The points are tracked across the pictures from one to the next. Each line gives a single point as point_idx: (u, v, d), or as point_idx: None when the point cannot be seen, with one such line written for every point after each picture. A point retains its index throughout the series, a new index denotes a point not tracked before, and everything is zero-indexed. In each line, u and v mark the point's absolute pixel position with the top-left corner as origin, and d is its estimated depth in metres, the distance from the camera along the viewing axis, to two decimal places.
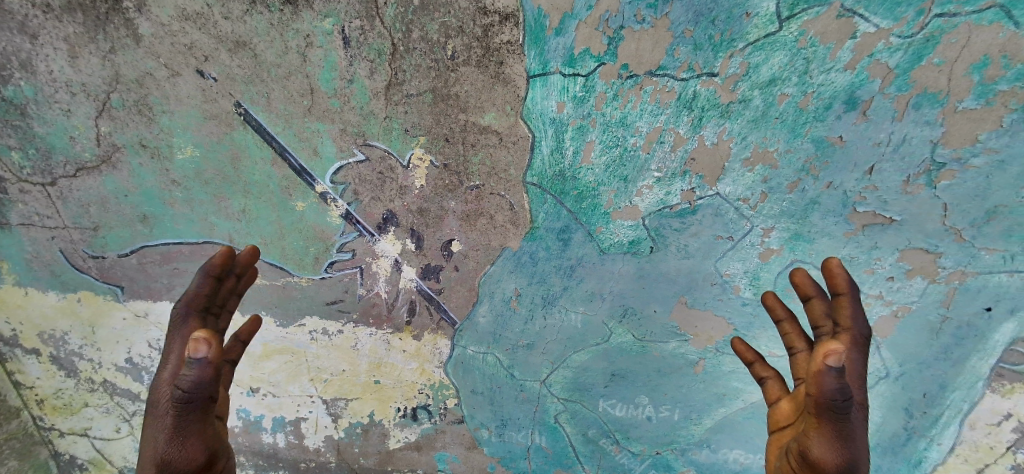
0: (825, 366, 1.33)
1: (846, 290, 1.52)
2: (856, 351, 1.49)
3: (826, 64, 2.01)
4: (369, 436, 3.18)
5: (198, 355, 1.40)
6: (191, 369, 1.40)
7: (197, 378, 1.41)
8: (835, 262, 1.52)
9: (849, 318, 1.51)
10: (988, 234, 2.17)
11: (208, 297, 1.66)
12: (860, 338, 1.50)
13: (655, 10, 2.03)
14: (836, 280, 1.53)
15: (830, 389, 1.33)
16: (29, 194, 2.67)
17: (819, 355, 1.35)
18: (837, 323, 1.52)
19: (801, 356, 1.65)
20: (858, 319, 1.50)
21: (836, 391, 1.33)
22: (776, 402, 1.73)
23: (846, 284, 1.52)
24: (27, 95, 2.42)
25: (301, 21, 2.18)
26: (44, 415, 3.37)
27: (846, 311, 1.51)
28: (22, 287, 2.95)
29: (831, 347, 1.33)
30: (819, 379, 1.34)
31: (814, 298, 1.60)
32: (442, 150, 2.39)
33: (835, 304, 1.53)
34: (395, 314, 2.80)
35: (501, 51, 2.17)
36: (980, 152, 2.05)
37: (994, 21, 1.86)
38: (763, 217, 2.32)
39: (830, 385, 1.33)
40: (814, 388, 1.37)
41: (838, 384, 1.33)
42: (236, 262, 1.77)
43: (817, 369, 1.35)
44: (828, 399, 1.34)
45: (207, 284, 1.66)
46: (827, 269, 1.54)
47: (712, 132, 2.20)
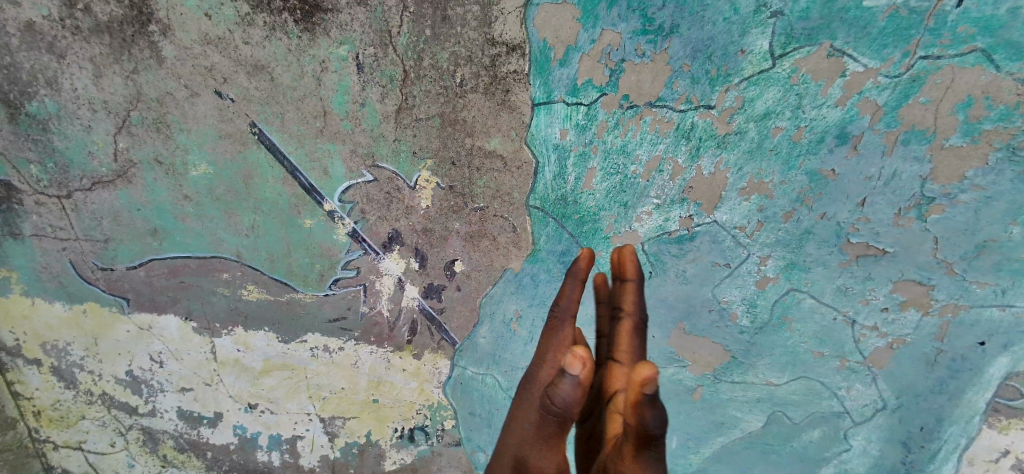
0: (642, 395, 1.26)
1: (632, 277, 1.73)
2: (637, 337, 1.64)
3: (818, 100, 2.10)
4: (365, 457, 3.16)
5: (571, 373, 1.36)
6: (562, 386, 1.37)
7: (569, 397, 1.37)
8: (627, 250, 1.74)
9: (632, 303, 1.71)
10: (979, 267, 2.21)
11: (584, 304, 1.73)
12: (641, 323, 1.68)
13: (654, 45, 2.14)
14: (627, 265, 1.74)
15: (653, 423, 1.27)
16: (44, 206, 2.74)
17: (636, 385, 1.27)
18: (622, 308, 1.71)
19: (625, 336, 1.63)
20: (638, 306, 1.70)
21: (655, 426, 1.27)
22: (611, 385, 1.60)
23: (633, 270, 1.74)
24: (50, 111, 2.51)
25: (318, 48, 2.28)
26: (40, 427, 3.38)
27: (630, 298, 1.71)
28: (29, 297, 3.00)
29: (648, 373, 1.26)
30: (639, 410, 1.27)
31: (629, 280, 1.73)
32: (449, 173, 2.47)
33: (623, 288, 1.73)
34: (397, 332, 2.84)
35: (508, 80, 2.26)
36: (969, 188, 2.11)
37: (977, 64, 1.94)
38: (759, 245, 2.38)
39: (649, 416, 1.26)
40: (635, 418, 1.28)
41: (657, 414, 1.27)
42: (574, 268, 1.73)
43: (633, 398, 1.28)
44: (646, 429, 1.27)
45: (577, 291, 1.72)
46: (621, 256, 1.75)
47: (709, 162, 2.28)
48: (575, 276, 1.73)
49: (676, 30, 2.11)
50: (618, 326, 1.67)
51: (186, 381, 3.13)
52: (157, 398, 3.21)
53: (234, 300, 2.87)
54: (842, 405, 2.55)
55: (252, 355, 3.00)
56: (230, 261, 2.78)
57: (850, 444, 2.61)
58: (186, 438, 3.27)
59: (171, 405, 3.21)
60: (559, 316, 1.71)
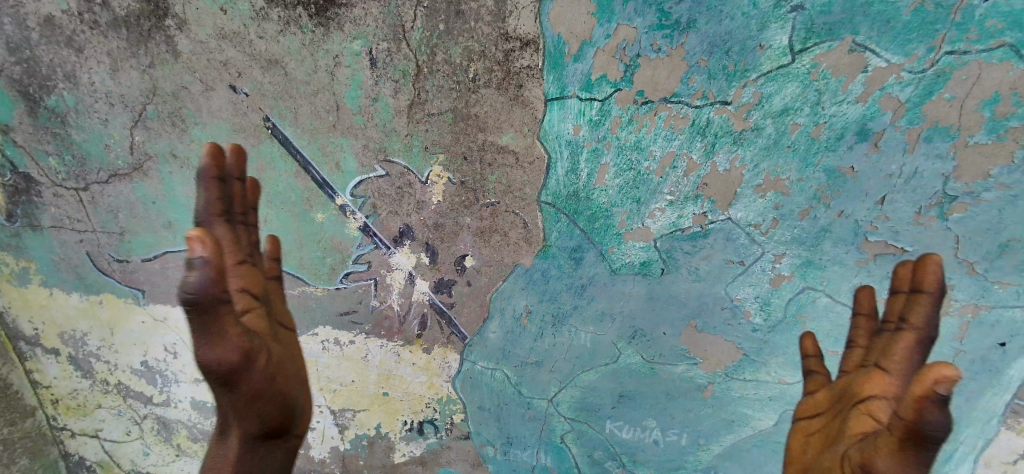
0: (932, 394, 0.98)
1: (932, 289, 1.21)
2: (918, 352, 1.21)
3: (838, 96, 2.06)
4: (375, 449, 3.19)
5: (196, 257, 1.16)
6: (193, 274, 1.16)
7: (202, 284, 1.17)
8: (932, 258, 1.21)
9: (923, 319, 1.21)
10: (1001, 267, 2.16)
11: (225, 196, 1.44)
12: (927, 342, 1.22)
13: (670, 40, 2.11)
14: (925, 274, 1.22)
15: (934, 427, 0.99)
16: (62, 198, 2.78)
17: (925, 380, 1.00)
18: (903, 320, 1.24)
19: (857, 351, 1.45)
20: (932, 324, 1.21)
21: (938, 428, 0.99)
22: (810, 394, 1.55)
23: (935, 281, 1.21)
24: (69, 104, 2.54)
25: (331, 42, 2.28)
26: (58, 415, 3.45)
27: (921, 312, 1.21)
28: (47, 288, 3.05)
29: (946, 372, 0.97)
30: (920, 409, 1.00)
31: (925, 292, 1.21)
32: (460, 168, 2.46)
33: (910, 299, 1.23)
34: (407, 327, 2.84)
35: (521, 75, 2.24)
36: (992, 187, 2.06)
37: (1005, 60, 1.89)
38: (774, 243, 2.35)
39: (936, 417, 0.98)
40: (911, 412, 1.01)
41: (944, 420, 0.99)
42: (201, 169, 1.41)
43: (915, 395, 1.01)
44: (917, 427, 1.00)
45: (212, 190, 1.41)
46: (920, 264, 1.23)
47: (724, 159, 2.25)
48: (205, 177, 1.41)
49: (693, 25, 2.07)
50: (888, 337, 1.26)
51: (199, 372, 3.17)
52: (171, 388, 3.25)
53: None
54: None
55: None
56: None
57: None
58: (199, 428, 3.32)
59: (184, 395, 3.26)
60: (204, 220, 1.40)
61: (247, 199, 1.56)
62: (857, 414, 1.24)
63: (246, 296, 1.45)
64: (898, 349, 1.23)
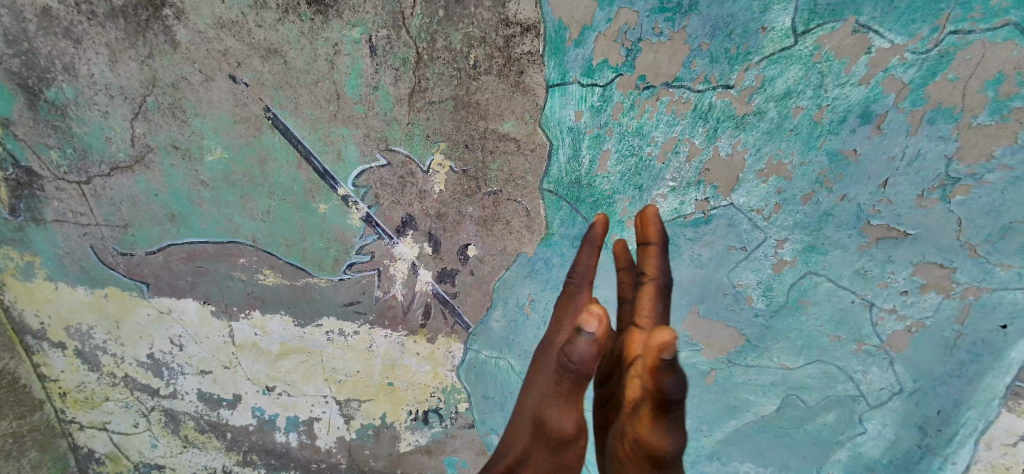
0: (661, 361, 1.17)
1: (655, 240, 1.54)
2: (660, 301, 1.47)
3: (841, 78, 2.05)
4: (380, 439, 3.21)
5: (588, 330, 1.31)
6: (579, 344, 1.32)
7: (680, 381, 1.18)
8: (650, 211, 1.55)
9: (654, 268, 1.51)
10: (1004, 249, 2.16)
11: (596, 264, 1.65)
12: (664, 288, 1.50)
13: (672, 23, 2.09)
14: (649, 227, 1.55)
15: (673, 389, 1.17)
16: (64, 192, 2.79)
17: (653, 350, 1.18)
18: (643, 274, 1.52)
19: (627, 306, 1.56)
20: (661, 270, 1.51)
21: (675, 390, 1.17)
22: (607, 358, 1.61)
23: (657, 231, 1.55)
24: (68, 97, 2.54)
25: (331, 30, 2.27)
26: (67, 408, 3.48)
27: (652, 262, 1.52)
28: (52, 282, 3.06)
29: (667, 338, 1.16)
30: (658, 378, 1.17)
31: (651, 244, 1.54)
32: (462, 157, 2.46)
33: (644, 253, 1.55)
34: (410, 316, 2.86)
35: (522, 61, 2.23)
36: (995, 168, 2.05)
37: (1009, 39, 1.88)
38: (776, 228, 2.35)
39: (669, 381, 1.16)
40: (652, 383, 1.19)
41: (676, 380, 1.17)
42: (589, 235, 1.65)
43: (651, 364, 1.19)
44: (663, 395, 1.17)
45: None
46: (644, 218, 1.56)
47: (727, 143, 2.24)
48: (591, 241, 1.65)
49: (695, 8, 2.06)
50: (640, 290, 1.49)
51: (205, 364, 3.19)
52: (178, 381, 3.28)
53: (251, 284, 2.91)
54: (858, 389, 2.53)
55: (269, 339, 3.04)
56: (246, 246, 2.81)
57: (865, 427, 2.59)
58: (206, 419, 3.35)
59: (191, 387, 3.28)
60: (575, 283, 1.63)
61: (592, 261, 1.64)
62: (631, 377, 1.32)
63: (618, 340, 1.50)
64: (644, 300, 1.47)
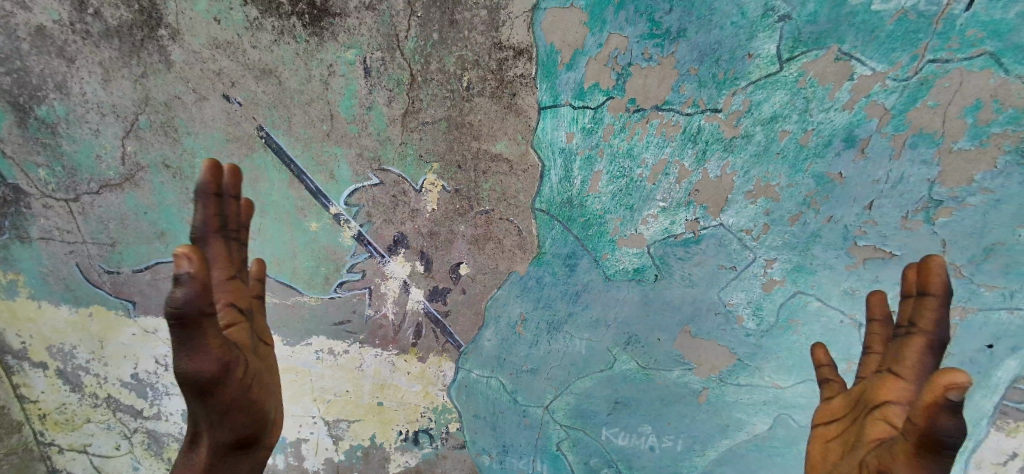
0: (941, 399, 1.01)
1: (937, 292, 1.26)
2: (929, 357, 1.26)
3: (825, 103, 2.10)
4: (369, 460, 3.16)
5: (182, 273, 1.17)
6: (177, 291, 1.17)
7: (188, 299, 1.18)
8: (935, 261, 1.26)
9: (932, 321, 1.26)
10: (987, 271, 2.20)
11: (225, 214, 1.46)
12: (937, 345, 1.26)
13: (662, 49, 2.14)
14: (931, 280, 1.26)
15: (951, 432, 1.01)
16: (52, 209, 2.76)
17: (931, 388, 1.03)
18: (913, 324, 1.29)
19: (875, 357, 1.45)
20: (942, 324, 1.25)
21: (953, 434, 1.01)
22: (826, 400, 1.57)
23: (941, 285, 1.26)
24: (59, 114, 2.53)
25: (325, 52, 2.29)
26: (45, 430, 3.39)
27: (928, 315, 1.26)
28: (36, 300, 3.01)
29: (956, 377, 1.00)
30: (930, 414, 1.03)
31: (930, 295, 1.26)
32: (454, 176, 2.47)
33: (917, 304, 1.29)
34: (401, 335, 2.84)
35: (514, 84, 2.27)
36: (976, 191, 2.11)
37: (985, 67, 1.94)
38: (765, 248, 2.38)
39: (948, 424, 1.01)
40: (923, 419, 1.04)
41: (957, 424, 1.01)
42: (200, 187, 1.40)
43: (926, 402, 1.04)
44: (935, 435, 1.03)
45: (210, 207, 1.41)
46: (923, 267, 1.27)
47: (716, 166, 2.28)
48: (204, 193, 1.41)
49: (684, 34, 2.11)
50: (901, 342, 1.30)
51: None
52: (162, 401, 3.21)
53: None
54: None
55: None
56: None
57: None
58: None
59: (176, 408, 3.22)
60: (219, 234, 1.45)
61: (242, 218, 1.52)
62: (872, 420, 1.29)
63: (234, 310, 1.49)
64: (910, 352, 1.28)
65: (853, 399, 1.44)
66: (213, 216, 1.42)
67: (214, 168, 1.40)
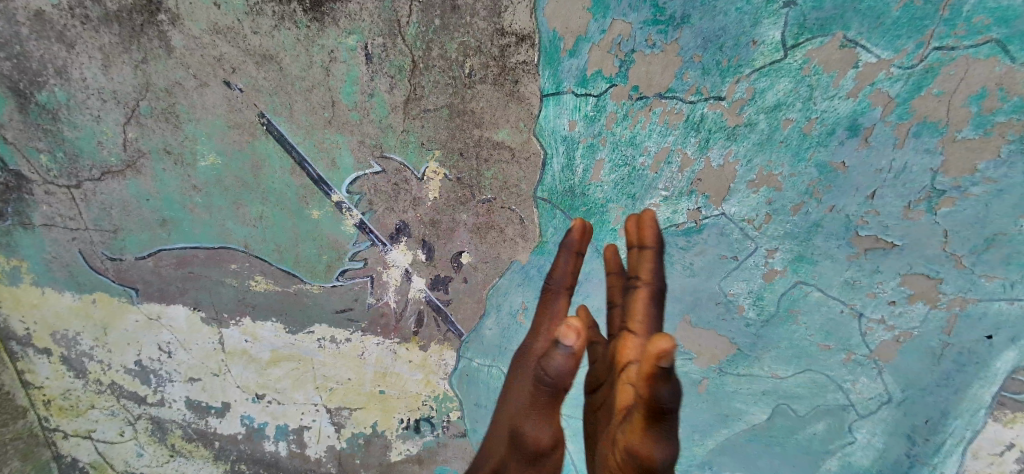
0: (657, 369, 1.07)
1: (653, 243, 1.48)
2: (653, 305, 1.37)
3: (829, 91, 2.09)
4: (371, 448, 3.18)
5: (565, 344, 1.24)
6: (556, 357, 1.24)
7: (564, 368, 1.24)
8: (648, 215, 1.51)
9: (651, 272, 1.43)
10: (988, 261, 2.20)
11: (575, 270, 1.62)
12: (659, 294, 1.41)
13: (665, 36, 2.13)
14: (646, 232, 1.49)
15: (667, 400, 1.08)
16: (54, 196, 2.76)
17: (650, 358, 1.07)
18: (637, 277, 1.44)
19: (616, 310, 1.47)
20: (658, 274, 1.43)
21: (670, 399, 1.08)
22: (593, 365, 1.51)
23: (654, 237, 1.49)
24: (60, 100, 2.52)
25: (327, 38, 2.28)
26: (50, 416, 3.41)
27: (648, 266, 1.44)
28: (38, 287, 3.02)
29: (665, 346, 1.05)
30: (652, 386, 1.08)
31: (648, 246, 1.48)
32: (456, 164, 2.47)
33: (640, 256, 1.48)
34: (403, 324, 2.85)
35: (517, 70, 2.25)
36: (979, 181, 2.10)
37: (991, 55, 1.93)
38: (767, 237, 2.37)
39: (664, 390, 1.08)
40: (646, 390, 1.09)
41: (672, 390, 1.08)
42: (568, 242, 1.62)
43: (646, 372, 1.09)
44: (659, 404, 1.09)
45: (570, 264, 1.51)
46: (641, 220, 1.51)
47: (718, 154, 2.27)
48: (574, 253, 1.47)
49: (687, 20, 2.09)
50: (631, 295, 1.40)
51: (194, 372, 3.15)
52: (166, 388, 3.23)
53: (242, 290, 2.89)
54: (848, 399, 2.54)
55: (260, 346, 3.02)
56: (238, 252, 2.80)
57: (854, 437, 2.60)
58: (194, 428, 3.30)
59: (179, 395, 3.24)
60: (551, 289, 1.56)
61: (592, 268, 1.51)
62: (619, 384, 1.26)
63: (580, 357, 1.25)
64: (637, 305, 1.37)
65: (609, 363, 1.39)
66: (568, 272, 1.58)
67: (582, 229, 1.64)
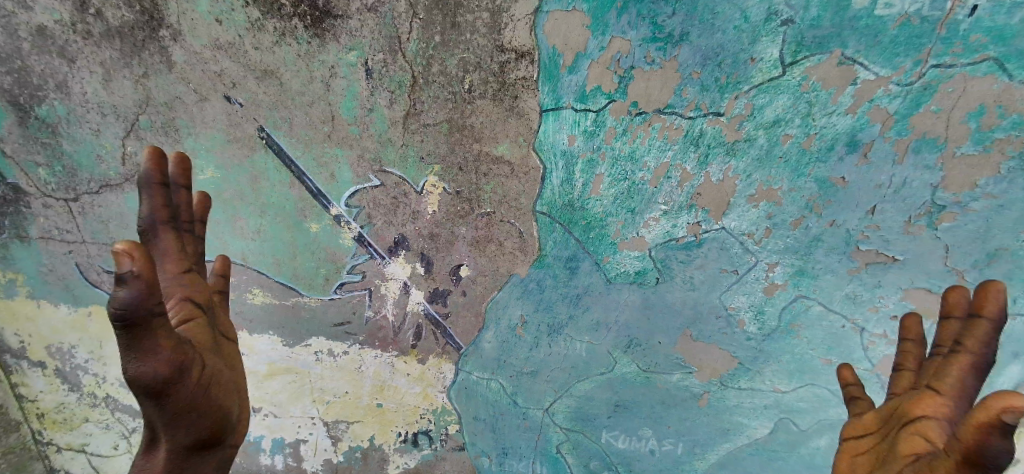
0: (996, 422, 0.95)
1: (990, 315, 1.18)
2: (973, 377, 1.17)
3: (828, 107, 2.09)
4: (369, 461, 3.15)
5: (124, 273, 1.11)
6: (120, 291, 1.12)
7: (132, 297, 1.13)
8: (993, 285, 1.18)
9: (979, 341, 1.17)
10: (989, 276, 2.19)
11: (170, 203, 1.38)
12: (986, 367, 1.17)
13: (664, 52, 2.14)
14: (986, 300, 1.19)
15: (998, 457, 0.94)
16: (52, 209, 2.75)
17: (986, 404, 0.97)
18: (958, 343, 1.20)
19: (904, 374, 1.39)
20: (990, 347, 1.17)
21: (1001, 457, 0.94)
22: (854, 415, 1.48)
23: (995, 309, 1.18)
24: (59, 114, 2.52)
25: (327, 53, 2.29)
26: (44, 430, 3.38)
27: (977, 335, 1.18)
28: (35, 299, 3.01)
29: (1015, 402, 0.93)
30: (978, 438, 0.96)
31: (981, 317, 1.18)
32: (455, 178, 2.47)
33: (967, 323, 1.20)
34: (402, 337, 2.83)
35: (516, 86, 2.26)
36: (980, 196, 2.10)
37: (989, 73, 1.93)
38: (767, 252, 2.37)
39: (998, 443, 0.94)
40: (970, 438, 0.98)
41: (1007, 448, 0.94)
42: (144, 174, 1.33)
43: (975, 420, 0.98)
44: (977, 457, 0.96)
45: (156, 196, 1.35)
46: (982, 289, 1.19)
47: (718, 169, 2.27)
48: (148, 183, 1.34)
49: (686, 37, 2.10)
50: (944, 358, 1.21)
51: None
52: None
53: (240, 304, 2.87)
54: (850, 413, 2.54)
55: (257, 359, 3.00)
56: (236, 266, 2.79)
57: None
58: None
59: None
60: (147, 230, 1.36)
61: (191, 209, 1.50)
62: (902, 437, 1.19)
63: (188, 304, 1.43)
64: (951, 370, 1.19)
65: (881, 416, 1.34)
66: (159, 204, 1.36)
67: (159, 156, 1.33)
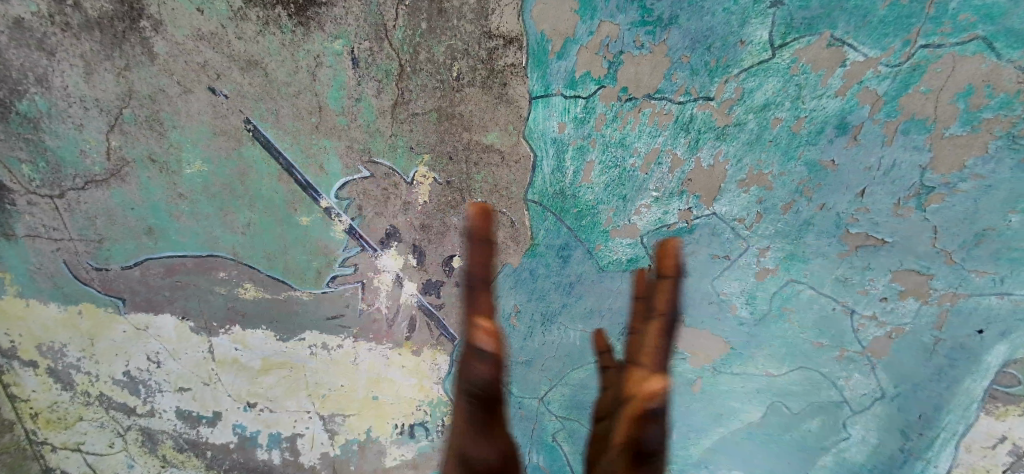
0: (646, 410, 0.98)
1: (673, 274, 1.13)
2: (667, 343, 1.10)
3: (817, 90, 2.09)
4: (365, 454, 3.13)
5: (481, 348, 1.04)
6: (476, 366, 1.04)
7: (486, 376, 1.03)
8: (672, 243, 1.14)
9: (666, 303, 1.14)
10: (978, 256, 2.21)
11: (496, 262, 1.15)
12: (672, 330, 1.12)
13: (653, 37, 2.13)
14: (667, 260, 1.14)
15: (653, 441, 0.99)
16: (37, 206, 2.71)
17: (638, 398, 1.00)
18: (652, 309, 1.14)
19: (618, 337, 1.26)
20: (676, 308, 1.13)
21: (655, 442, 0.99)
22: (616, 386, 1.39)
23: (676, 266, 1.14)
24: (41, 109, 2.48)
25: (312, 42, 2.25)
26: (38, 429, 3.34)
27: (666, 299, 1.13)
28: (23, 298, 2.97)
29: (657, 387, 0.99)
30: (638, 426, 0.99)
31: (668, 277, 1.14)
32: (446, 168, 2.45)
33: (657, 286, 1.15)
34: (395, 329, 2.82)
35: (505, 73, 2.24)
36: (967, 177, 2.11)
37: (977, 52, 1.94)
38: (758, 237, 2.37)
39: (654, 432, 0.98)
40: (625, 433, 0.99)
41: (659, 432, 0.99)
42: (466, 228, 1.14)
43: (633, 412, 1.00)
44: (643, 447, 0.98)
45: (479, 253, 1.13)
46: (664, 247, 1.15)
47: (709, 154, 2.27)
48: (471, 239, 1.14)
49: (675, 21, 2.09)
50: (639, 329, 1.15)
51: (184, 381, 3.11)
52: (156, 398, 3.18)
53: (232, 298, 2.85)
54: (841, 395, 2.54)
55: (250, 354, 2.98)
56: (226, 260, 2.76)
57: (848, 432, 2.59)
58: (185, 438, 3.25)
59: (169, 405, 3.19)
60: (474, 286, 1.11)
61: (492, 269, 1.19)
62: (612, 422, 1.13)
63: None
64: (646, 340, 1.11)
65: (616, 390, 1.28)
66: (482, 264, 1.12)
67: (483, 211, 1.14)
